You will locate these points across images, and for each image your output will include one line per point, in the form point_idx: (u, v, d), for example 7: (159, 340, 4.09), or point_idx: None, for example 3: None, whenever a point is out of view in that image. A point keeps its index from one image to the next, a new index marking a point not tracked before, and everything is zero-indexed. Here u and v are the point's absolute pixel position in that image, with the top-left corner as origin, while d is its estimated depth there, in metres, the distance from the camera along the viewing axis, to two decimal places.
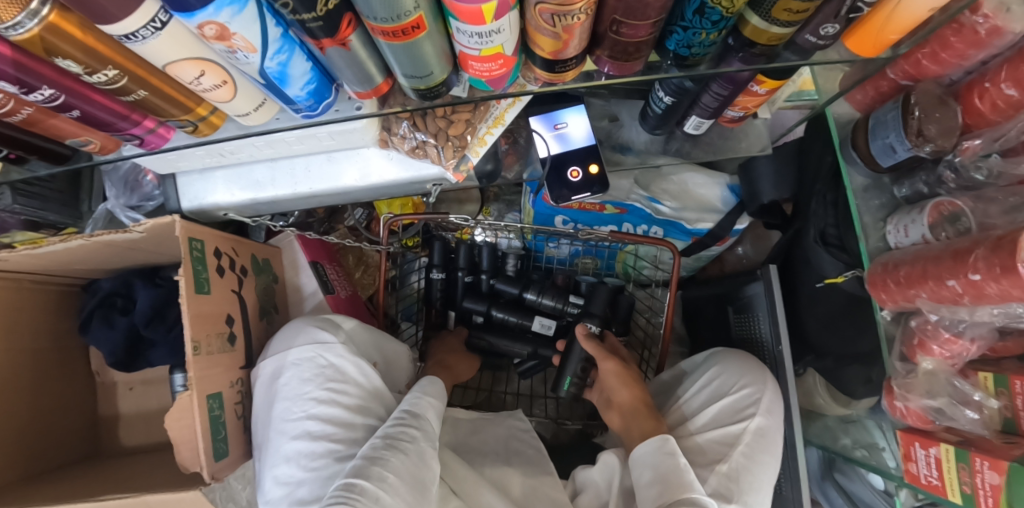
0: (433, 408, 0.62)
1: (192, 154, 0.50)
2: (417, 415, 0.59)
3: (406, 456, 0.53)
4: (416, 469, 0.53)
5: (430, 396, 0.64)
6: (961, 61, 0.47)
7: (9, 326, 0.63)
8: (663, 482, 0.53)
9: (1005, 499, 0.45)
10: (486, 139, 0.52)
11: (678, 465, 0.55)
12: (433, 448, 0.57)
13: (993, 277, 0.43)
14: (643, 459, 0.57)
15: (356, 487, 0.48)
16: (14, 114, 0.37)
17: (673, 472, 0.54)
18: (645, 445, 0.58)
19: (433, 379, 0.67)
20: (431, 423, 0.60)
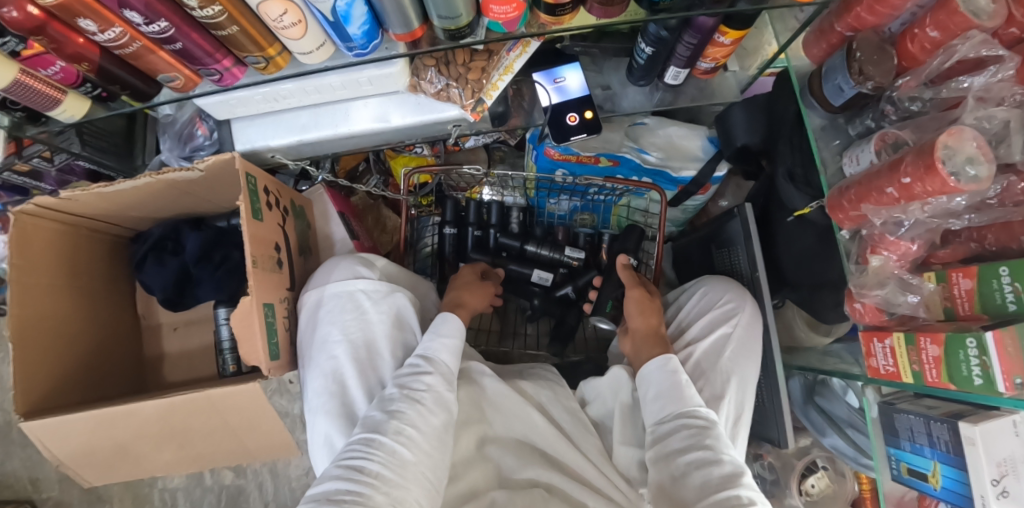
0: (448, 351, 0.64)
1: (252, 98, 0.60)
2: (432, 363, 0.62)
3: (422, 408, 0.56)
4: (435, 417, 0.57)
5: (446, 337, 0.66)
6: (893, 12, 0.55)
7: (71, 266, 0.71)
8: (668, 398, 0.59)
9: (944, 367, 0.53)
10: (498, 84, 0.61)
11: (681, 381, 0.61)
12: (450, 393, 0.60)
13: (919, 177, 0.52)
14: (648, 377, 0.63)
15: (375, 441, 0.51)
16: (127, 48, 0.47)
17: (676, 388, 0.60)
18: (650, 365, 0.64)
19: (454, 318, 0.68)
20: (445, 368, 0.63)
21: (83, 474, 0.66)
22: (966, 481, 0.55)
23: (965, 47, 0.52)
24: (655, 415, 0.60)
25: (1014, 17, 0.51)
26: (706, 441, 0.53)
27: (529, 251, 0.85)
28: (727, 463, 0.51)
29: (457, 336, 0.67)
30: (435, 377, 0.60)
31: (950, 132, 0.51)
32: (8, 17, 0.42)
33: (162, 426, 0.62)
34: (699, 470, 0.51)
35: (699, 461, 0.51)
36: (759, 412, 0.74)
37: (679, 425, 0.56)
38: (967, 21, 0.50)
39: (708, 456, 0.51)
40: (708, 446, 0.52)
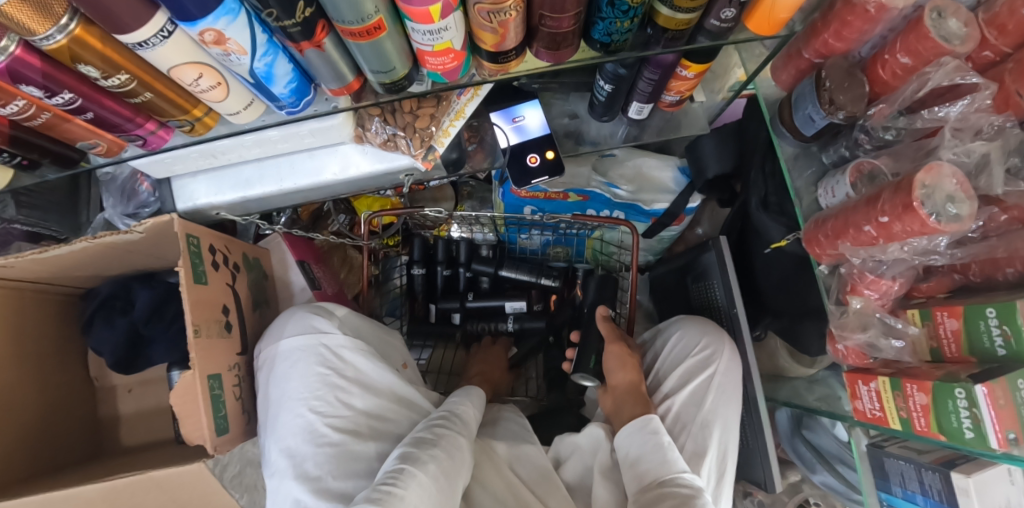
0: (473, 415, 0.65)
1: (187, 156, 0.56)
2: (457, 416, 0.63)
3: (444, 456, 0.55)
4: (455, 467, 0.56)
5: (472, 403, 0.67)
6: (860, 37, 0.52)
7: (15, 332, 0.67)
8: (648, 464, 0.56)
9: (932, 416, 0.50)
10: (450, 130, 0.58)
11: (663, 443, 0.57)
12: (468, 450, 0.60)
13: (897, 216, 0.49)
14: (628, 438, 0.59)
15: (405, 471, 0.51)
16: (35, 119, 0.44)
17: (657, 452, 0.56)
18: (630, 424, 0.60)
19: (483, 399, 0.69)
20: (470, 423, 0.63)
21: None
22: None
23: (938, 74, 0.49)
24: (637, 481, 0.56)
25: (987, 40, 0.48)
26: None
27: (504, 274, 0.84)
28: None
29: (480, 404, 0.68)
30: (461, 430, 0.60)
31: (927, 168, 0.48)
32: None
33: None
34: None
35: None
36: (743, 454, 0.71)
37: (662, 495, 0.52)
38: (937, 46, 0.47)
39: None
40: None
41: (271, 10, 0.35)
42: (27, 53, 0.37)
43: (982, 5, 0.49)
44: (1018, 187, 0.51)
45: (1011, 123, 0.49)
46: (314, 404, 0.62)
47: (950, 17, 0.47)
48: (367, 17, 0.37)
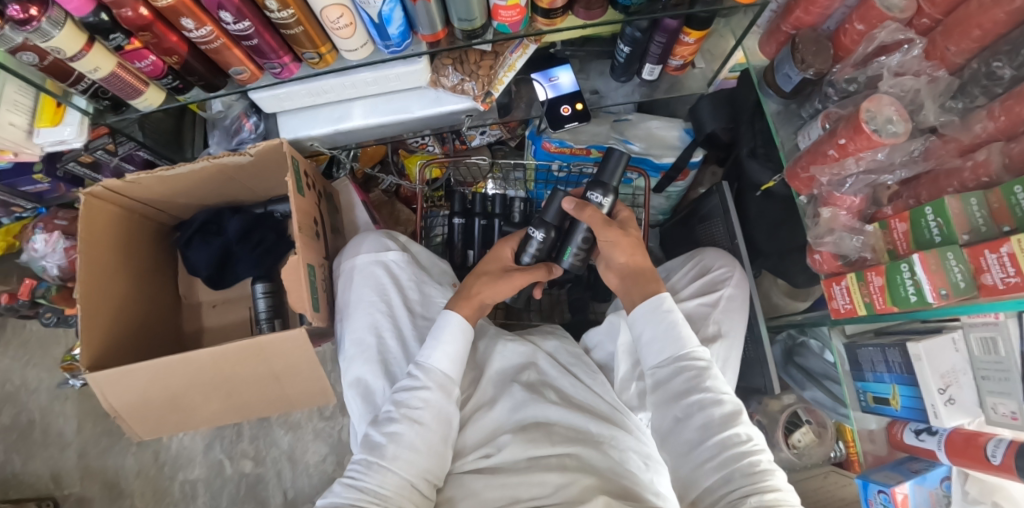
0: (449, 359, 0.65)
1: (298, 93, 0.73)
2: (429, 374, 0.63)
3: (422, 425, 0.58)
4: (433, 432, 0.59)
5: (447, 344, 0.66)
6: (824, 11, 0.69)
7: (124, 245, 0.81)
8: (665, 341, 0.61)
9: (887, 293, 0.63)
10: (504, 79, 0.74)
11: (675, 321, 0.62)
12: (447, 406, 0.62)
13: (851, 138, 0.63)
14: (642, 320, 0.63)
15: (376, 464, 0.56)
16: (211, 45, 0.60)
17: (671, 330, 0.61)
18: (641, 306, 0.64)
19: (464, 327, 0.67)
20: (443, 375, 0.64)
21: (136, 424, 0.73)
22: (919, 394, 0.64)
23: (883, 35, 0.65)
24: (653, 358, 0.62)
25: (922, 10, 0.65)
26: (705, 384, 0.57)
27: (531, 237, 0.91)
28: (726, 403, 0.56)
29: (460, 340, 0.67)
30: (435, 393, 0.62)
31: (870, 100, 0.63)
32: (125, 17, 0.54)
33: (210, 374, 0.69)
34: (700, 411, 0.55)
35: (701, 403, 0.55)
36: (746, 365, 0.84)
37: (678, 369, 0.59)
38: (881, 14, 0.63)
39: (708, 398, 0.56)
40: (708, 389, 0.56)
41: None
42: None
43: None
44: (951, 120, 0.65)
45: (941, 71, 0.65)
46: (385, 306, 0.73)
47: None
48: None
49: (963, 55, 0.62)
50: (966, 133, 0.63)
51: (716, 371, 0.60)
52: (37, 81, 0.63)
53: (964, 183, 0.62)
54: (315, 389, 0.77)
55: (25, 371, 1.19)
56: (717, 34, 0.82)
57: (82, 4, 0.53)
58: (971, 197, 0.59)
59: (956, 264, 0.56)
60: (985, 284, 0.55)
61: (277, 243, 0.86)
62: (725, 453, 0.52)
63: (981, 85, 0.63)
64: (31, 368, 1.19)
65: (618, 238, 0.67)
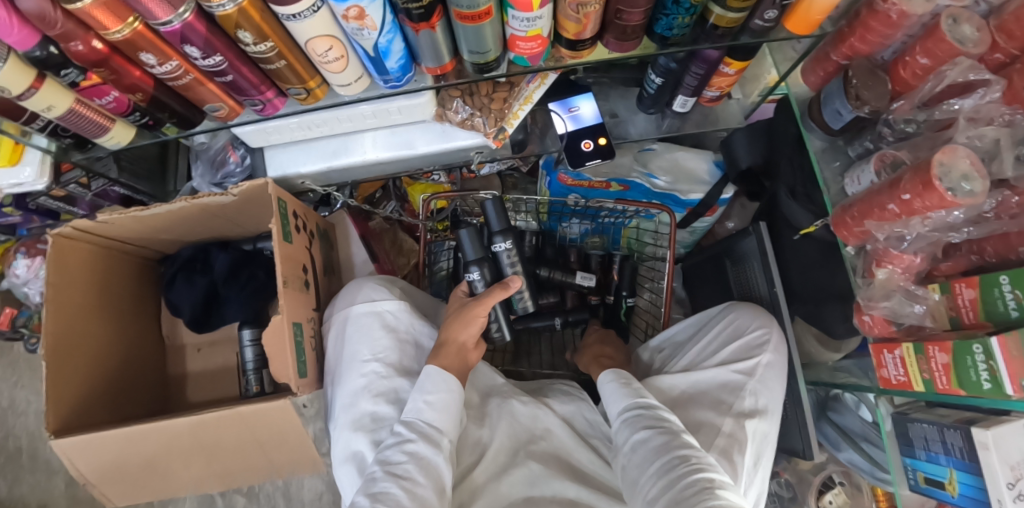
0: (434, 410, 0.59)
1: (286, 126, 0.65)
2: (414, 427, 0.57)
3: (408, 483, 0.52)
4: (423, 489, 0.52)
5: (430, 394, 0.60)
6: (883, 40, 0.59)
7: (103, 287, 0.73)
8: (614, 401, 0.63)
9: (952, 373, 0.56)
10: (519, 113, 0.66)
11: (626, 381, 0.65)
12: (437, 459, 0.55)
13: (918, 193, 0.55)
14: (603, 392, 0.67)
15: None
16: (180, 81, 0.51)
17: (619, 388, 0.64)
18: (601, 379, 0.68)
19: (450, 378, 0.62)
20: (434, 427, 0.58)
21: (109, 493, 0.65)
22: (982, 486, 0.56)
23: (954, 72, 0.55)
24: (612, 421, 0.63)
25: (996, 44, 0.55)
26: (648, 422, 0.57)
27: (543, 274, 0.87)
28: (667, 433, 0.54)
29: (446, 388, 0.61)
30: (420, 443, 0.55)
31: (943, 150, 0.54)
32: (75, 51, 0.45)
33: (192, 443, 0.62)
34: (643, 447, 0.54)
35: (642, 439, 0.55)
36: (782, 425, 0.77)
37: (625, 418, 0.60)
38: (953, 48, 0.54)
39: (648, 434, 0.55)
40: (649, 425, 0.56)
41: None
42: (197, 20, 0.43)
43: (994, 14, 0.56)
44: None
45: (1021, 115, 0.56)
46: (382, 367, 0.65)
47: (964, 23, 0.55)
48: (477, 5, 0.44)
49: None
50: None
51: (672, 414, 0.59)
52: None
53: None
54: (306, 458, 0.69)
55: (14, 391, 1.12)
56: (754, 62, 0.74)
57: (24, 36, 0.44)
58: None
59: None
60: None
61: (268, 283, 0.79)
62: (664, 477, 0.49)
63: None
64: (19, 390, 1.12)
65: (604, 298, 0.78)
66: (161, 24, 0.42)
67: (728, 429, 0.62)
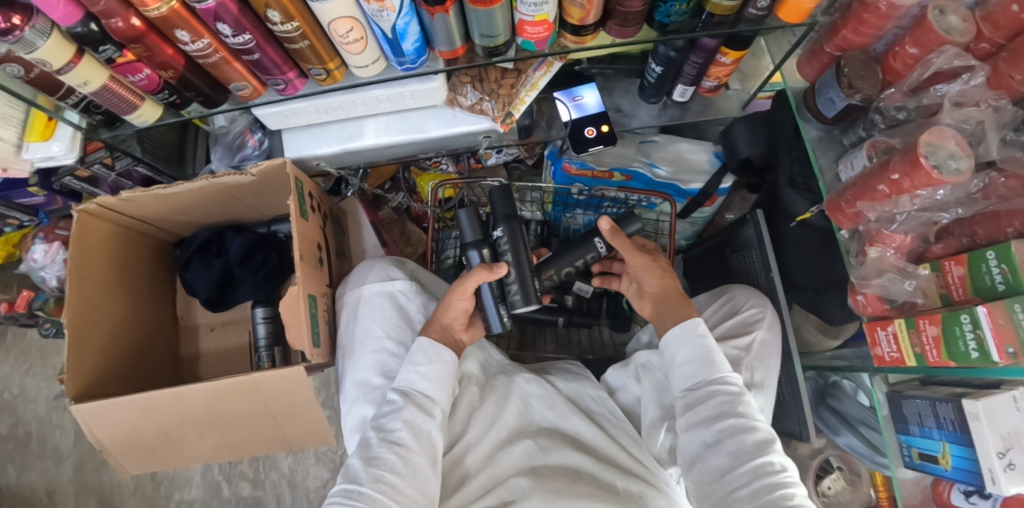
0: (426, 380, 0.60)
1: (304, 110, 0.69)
2: (408, 395, 0.58)
3: (404, 448, 0.53)
4: (415, 453, 0.54)
5: (422, 365, 0.61)
6: (876, 32, 0.62)
7: (121, 264, 0.76)
8: (698, 365, 0.59)
9: (942, 346, 0.58)
10: (525, 99, 0.70)
11: (709, 346, 0.60)
12: (430, 426, 0.56)
13: (906, 173, 0.57)
14: (676, 343, 0.62)
15: (356, 493, 0.49)
16: (209, 60, 0.55)
17: (708, 354, 0.59)
18: (675, 329, 0.63)
19: (443, 351, 0.62)
20: (430, 395, 0.59)
21: (124, 463, 0.67)
22: (974, 457, 0.58)
23: (940, 60, 0.58)
24: (685, 380, 0.60)
25: (982, 34, 0.58)
26: (739, 409, 0.54)
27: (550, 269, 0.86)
28: (759, 430, 0.53)
29: (439, 358, 0.62)
30: (413, 410, 0.57)
31: (931, 132, 0.57)
32: (115, 28, 0.49)
33: (206, 412, 0.64)
34: (732, 437, 0.52)
35: (732, 429, 0.52)
36: (782, 408, 0.78)
37: (711, 392, 0.56)
38: (940, 37, 0.57)
39: (742, 424, 0.53)
40: (741, 414, 0.54)
41: None
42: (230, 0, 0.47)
43: (979, 6, 0.59)
44: (1014, 155, 0.59)
45: (1005, 100, 0.58)
46: (391, 344, 0.67)
47: (950, 14, 0.57)
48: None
49: None
50: None
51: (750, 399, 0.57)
52: (27, 96, 0.59)
53: None
54: (316, 431, 0.71)
55: (24, 379, 1.14)
56: (751, 54, 0.78)
57: (68, 13, 0.48)
58: None
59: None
60: None
61: (281, 266, 0.81)
62: (757, 481, 0.48)
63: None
64: (30, 377, 1.14)
65: (649, 264, 0.68)
66: (198, 2, 0.45)
67: None
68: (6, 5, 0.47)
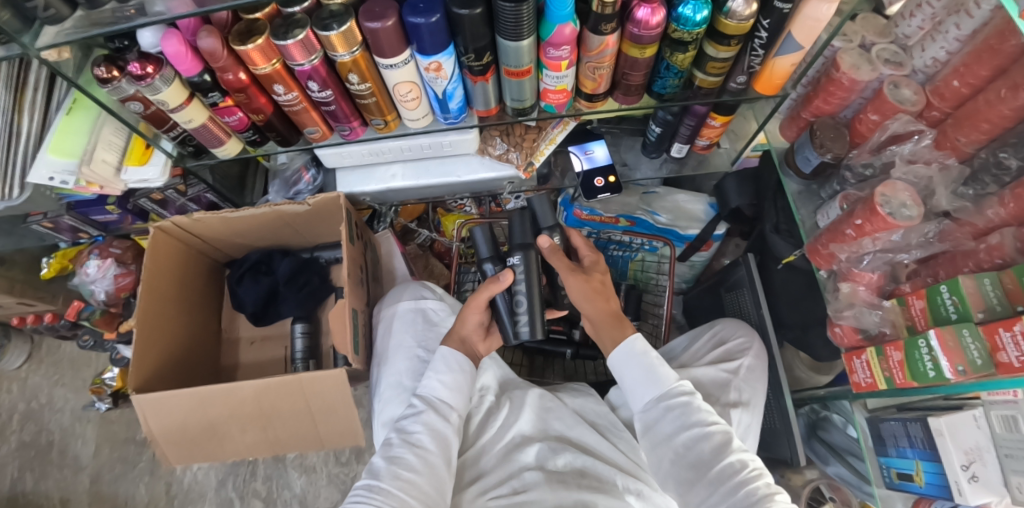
0: (446, 388, 0.67)
1: (359, 152, 0.82)
2: (427, 401, 0.65)
3: (421, 449, 0.59)
4: (433, 454, 0.59)
5: (443, 374, 0.67)
6: (842, 102, 0.77)
7: (182, 277, 0.86)
8: (646, 383, 0.63)
9: (905, 367, 0.66)
10: (544, 151, 0.84)
11: (652, 361, 0.64)
12: (446, 429, 0.63)
13: (867, 219, 0.69)
14: (622, 364, 0.65)
15: (377, 487, 0.54)
16: (295, 108, 0.68)
17: (650, 371, 0.63)
18: (617, 350, 0.66)
19: (461, 358, 0.69)
20: (449, 402, 0.66)
21: (169, 454, 0.73)
22: (943, 471, 0.65)
23: (896, 124, 0.72)
24: (639, 401, 0.64)
25: (933, 104, 0.72)
26: (693, 419, 0.59)
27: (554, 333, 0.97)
28: (716, 433, 0.57)
29: (457, 370, 0.68)
30: (432, 415, 0.63)
31: (885, 185, 0.69)
32: (226, 80, 0.62)
33: (252, 407, 0.71)
34: (693, 447, 0.57)
35: (691, 439, 0.57)
36: (772, 434, 0.85)
37: (665, 409, 0.60)
38: (895, 106, 0.71)
39: (697, 433, 0.57)
40: (696, 423, 0.58)
41: (471, 55, 0.60)
42: (321, 67, 0.60)
43: (930, 81, 0.73)
44: (965, 206, 0.70)
45: (952, 160, 0.70)
46: (423, 352, 0.75)
47: (904, 88, 0.72)
48: (522, 64, 0.61)
49: (974, 144, 0.67)
50: (979, 216, 0.67)
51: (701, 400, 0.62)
52: (133, 123, 0.72)
53: (979, 263, 0.65)
54: (347, 431, 0.77)
55: (52, 390, 1.21)
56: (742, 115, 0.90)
57: (192, 66, 0.60)
58: (985, 277, 0.61)
59: (972, 342, 0.58)
60: (1002, 363, 0.56)
61: (321, 287, 0.93)
62: (725, 485, 0.53)
63: (991, 173, 0.68)
64: (59, 387, 1.21)
65: (581, 283, 0.68)
66: (297, 65, 0.59)
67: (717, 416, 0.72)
68: (145, 57, 0.60)
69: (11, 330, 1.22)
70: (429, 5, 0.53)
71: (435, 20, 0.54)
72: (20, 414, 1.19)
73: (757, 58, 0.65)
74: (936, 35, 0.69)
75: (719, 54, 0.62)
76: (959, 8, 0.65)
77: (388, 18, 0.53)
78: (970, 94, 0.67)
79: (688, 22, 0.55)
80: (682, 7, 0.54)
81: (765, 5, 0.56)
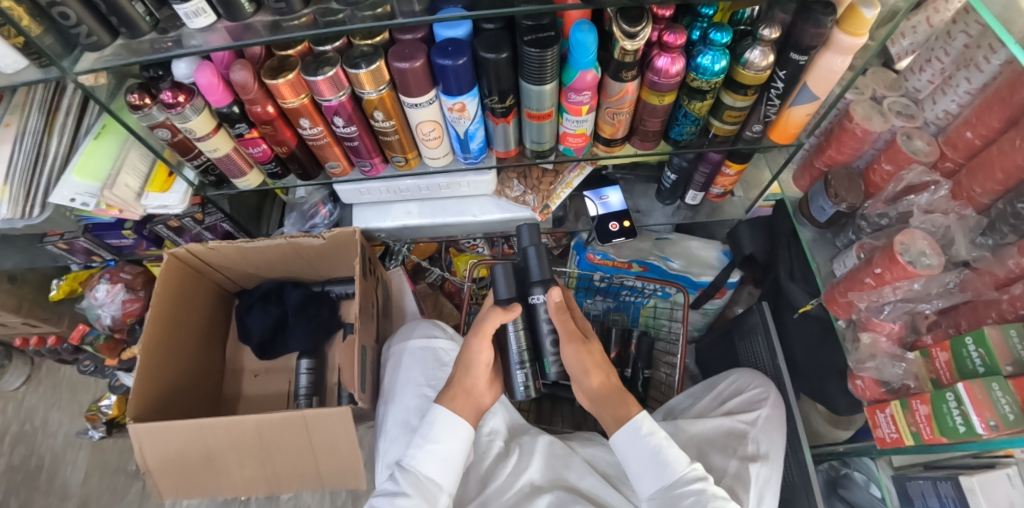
0: (434, 460, 0.59)
1: (378, 189, 0.84)
2: (411, 478, 0.57)
3: None
4: None
5: (434, 441, 0.60)
6: (855, 152, 0.78)
7: (191, 303, 0.85)
8: (654, 469, 0.58)
9: (933, 423, 0.63)
10: (561, 194, 0.85)
11: (658, 442, 0.58)
12: None
13: (887, 267, 0.68)
14: (625, 446, 0.60)
15: None
16: (318, 142, 0.70)
17: (658, 455, 0.58)
18: (619, 431, 0.60)
19: (459, 425, 0.60)
20: (436, 479, 0.58)
21: (161, 487, 0.70)
22: None
23: (911, 175, 0.72)
24: (646, 486, 0.58)
25: (946, 154, 0.73)
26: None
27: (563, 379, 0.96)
28: None
29: (452, 441, 0.60)
30: (415, 500, 0.55)
31: (903, 233, 0.68)
32: (255, 112, 0.64)
33: (253, 440, 0.69)
34: None
35: None
36: (790, 489, 0.80)
37: (678, 497, 0.55)
38: (909, 156, 0.72)
39: None
40: None
41: (495, 96, 0.62)
42: (348, 103, 0.62)
43: (941, 133, 0.74)
44: (984, 256, 0.69)
45: (968, 210, 0.70)
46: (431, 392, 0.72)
47: (916, 139, 0.73)
48: (543, 107, 0.63)
49: (989, 195, 0.67)
50: (999, 266, 0.66)
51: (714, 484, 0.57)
52: (158, 149, 0.73)
53: (1003, 314, 0.63)
54: (349, 471, 0.74)
55: (48, 412, 1.18)
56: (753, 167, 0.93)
57: (223, 97, 0.62)
58: (1011, 328, 0.59)
59: (1003, 396, 0.55)
60: None
61: (330, 319, 0.94)
62: None
63: (1008, 223, 0.66)
64: (54, 410, 1.18)
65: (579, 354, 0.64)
66: (324, 101, 0.60)
67: (734, 469, 0.69)
68: (178, 87, 0.62)
69: (13, 350, 1.20)
70: (458, 48, 0.55)
71: (462, 62, 0.55)
72: (12, 436, 1.16)
73: (773, 107, 0.66)
74: (946, 89, 0.71)
75: (735, 103, 0.63)
76: (968, 63, 0.67)
77: (417, 60, 0.55)
78: (983, 146, 0.68)
79: (707, 72, 0.57)
80: (700, 56, 0.55)
81: (781, 56, 0.58)
